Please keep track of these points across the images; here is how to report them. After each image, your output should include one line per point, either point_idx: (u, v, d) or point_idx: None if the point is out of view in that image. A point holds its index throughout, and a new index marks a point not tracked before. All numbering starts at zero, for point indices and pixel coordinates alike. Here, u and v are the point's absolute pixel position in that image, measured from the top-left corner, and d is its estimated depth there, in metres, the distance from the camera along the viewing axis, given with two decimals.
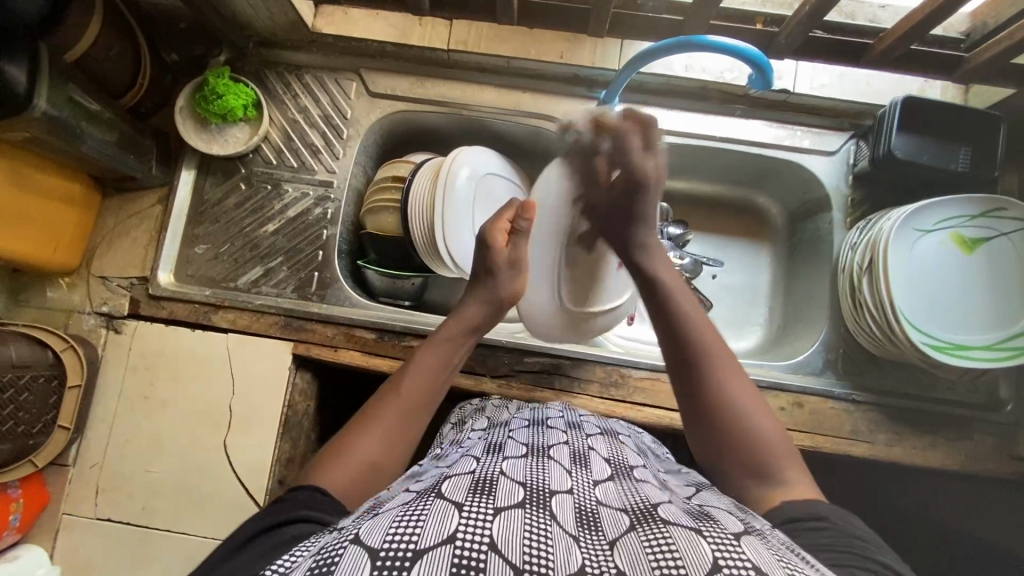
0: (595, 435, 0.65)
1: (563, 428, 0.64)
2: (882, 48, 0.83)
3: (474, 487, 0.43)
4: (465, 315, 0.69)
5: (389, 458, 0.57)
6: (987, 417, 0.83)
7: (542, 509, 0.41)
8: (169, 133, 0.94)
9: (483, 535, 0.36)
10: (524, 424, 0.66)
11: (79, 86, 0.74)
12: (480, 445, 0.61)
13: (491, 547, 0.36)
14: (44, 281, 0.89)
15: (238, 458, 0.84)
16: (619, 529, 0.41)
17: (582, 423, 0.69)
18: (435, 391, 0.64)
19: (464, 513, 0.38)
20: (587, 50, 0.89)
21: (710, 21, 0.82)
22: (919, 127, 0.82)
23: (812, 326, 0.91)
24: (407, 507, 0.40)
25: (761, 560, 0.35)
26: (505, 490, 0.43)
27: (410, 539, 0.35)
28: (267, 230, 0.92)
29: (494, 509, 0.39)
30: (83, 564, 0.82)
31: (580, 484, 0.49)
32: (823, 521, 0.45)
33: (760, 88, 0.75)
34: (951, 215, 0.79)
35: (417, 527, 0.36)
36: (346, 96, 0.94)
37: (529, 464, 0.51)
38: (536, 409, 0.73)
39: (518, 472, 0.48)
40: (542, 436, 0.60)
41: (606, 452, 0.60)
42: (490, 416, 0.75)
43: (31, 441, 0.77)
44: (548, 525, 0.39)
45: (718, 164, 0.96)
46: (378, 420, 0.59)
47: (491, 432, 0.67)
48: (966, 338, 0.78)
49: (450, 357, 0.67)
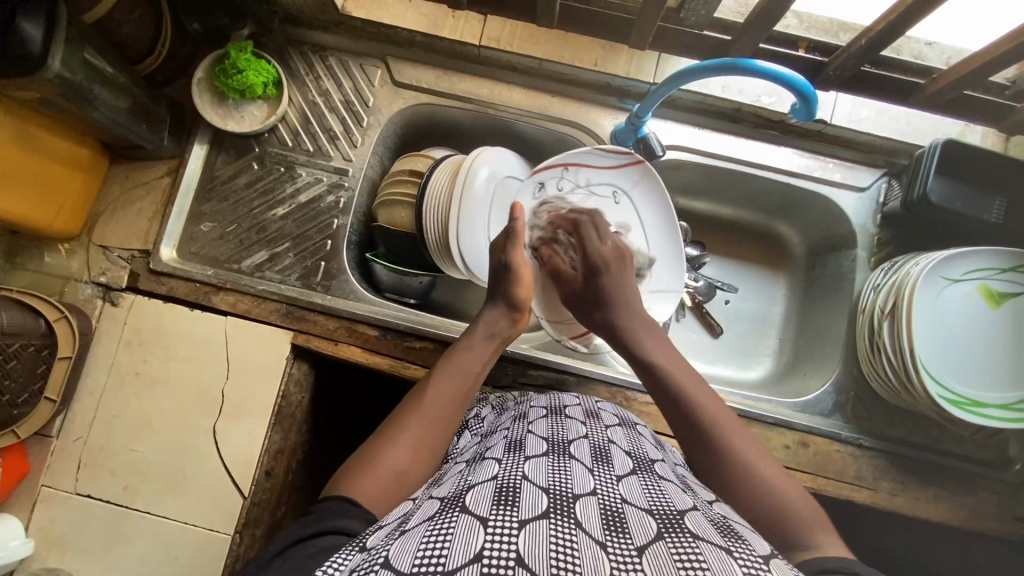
0: (616, 426, 0.61)
1: (582, 418, 0.60)
2: (934, 89, 0.80)
3: (498, 497, 0.40)
4: (482, 326, 0.68)
5: (422, 465, 0.55)
6: (994, 475, 0.81)
7: (566, 516, 0.38)
8: (184, 104, 0.91)
9: (509, 552, 0.34)
10: (542, 413, 0.61)
11: (93, 47, 0.71)
12: (498, 440, 0.56)
13: (518, 564, 0.33)
14: (43, 245, 0.86)
15: (226, 445, 0.82)
16: (647, 534, 0.38)
17: (601, 411, 0.65)
18: (460, 399, 0.62)
19: (489, 528, 0.36)
20: (623, 61, 0.87)
21: (757, 45, 0.79)
22: (955, 173, 0.80)
23: (823, 364, 0.89)
24: (431, 524, 0.38)
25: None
26: (528, 498, 0.40)
27: (437, 563, 0.33)
28: (276, 213, 0.89)
29: (519, 522, 0.36)
30: (59, 539, 0.80)
31: (604, 483, 0.45)
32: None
33: (802, 118, 0.72)
34: (980, 267, 0.77)
35: (443, 550, 0.34)
36: (370, 84, 0.91)
37: (551, 464, 0.47)
38: (551, 394, 0.69)
39: (541, 475, 0.44)
40: (561, 429, 0.56)
41: (626, 446, 0.56)
42: (501, 402, 0.72)
43: (15, 411, 0.74)
44: (574, 536, 0.36)
45: (744, 190, 0.94)
46: (402, 431, 0.57)
47: (508, 420, 0.63)
48: (984, 395, 0.76)
49: (477, 365, 0.65)
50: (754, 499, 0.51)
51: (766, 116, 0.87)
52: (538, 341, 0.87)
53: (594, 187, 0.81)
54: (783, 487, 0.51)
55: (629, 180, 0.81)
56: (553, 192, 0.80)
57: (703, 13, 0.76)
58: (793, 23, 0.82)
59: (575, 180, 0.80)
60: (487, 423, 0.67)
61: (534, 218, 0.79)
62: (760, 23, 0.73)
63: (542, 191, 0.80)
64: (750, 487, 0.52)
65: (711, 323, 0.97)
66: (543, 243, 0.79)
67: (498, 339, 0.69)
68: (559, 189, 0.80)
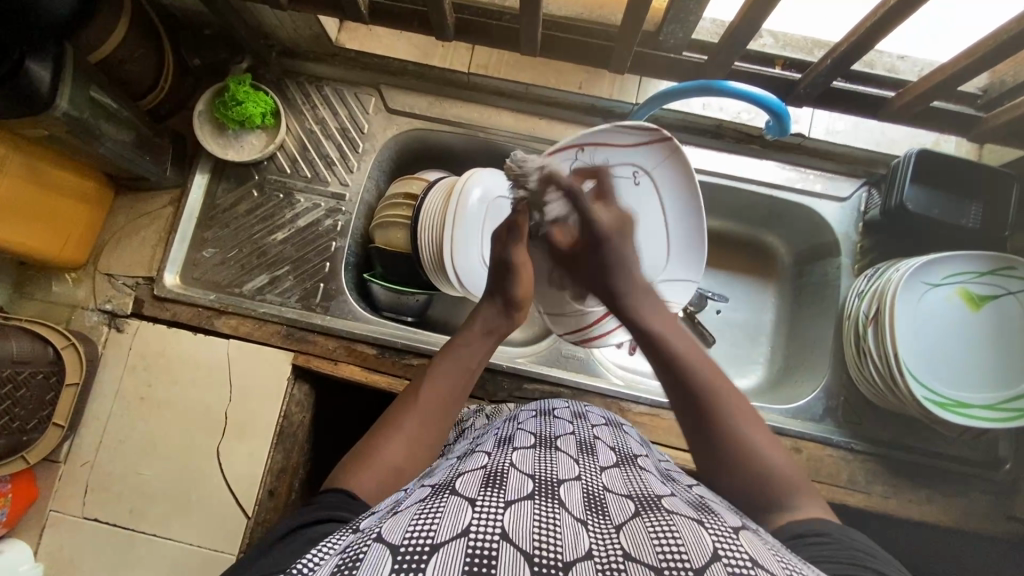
0: (602, 425, 0.63)
1: (569, 418, 0.63)
2: (902, 102, 0.83)
3: (486, 480, 0.42)
4: (481, 321, 0.70)
5: (417, 461, 0.57)
6: (986, 475, 0.83)
7: (550, 498, 0.40)
8: (186, 135, 0.95)
9: (495, 526, 0.36)
10: (531, 415, 0.64)
11: (100, 85, 0.75)
12: (488, 438, 0.58)
13: (503, 538, 0.35)
14: (50, 275, 0.89)
15: (230, 466, 0.83)
16: (626, 515, 0.40)
17: (588, 412, 0.66)
18: (455, 395, 0.64)
19: (477, 507, 0.38)
20: (606, 84, 0.92)
21: (731, 65, 0.82)
22: (932, 180, 0.82)
23: (813, 370, 0.91)
24: (423, 505, 0.40)
25: (762, 555, 0.35)
26: (515, 483, 0.42)
27: (427, 534, 0.35)
28: (276, 238, 0.92)
29: (505, 502, 0.39)
30: (66, 563, 0.81)
31: (587, 472, 0.47)
32: (825, 538, 0.45)
33: (776, 135, 0.76)
34: (960, 270, 0.79)
35: (433, 524, 0.36)
36: (364, 111, 0.95)
37: (537, 455, 0.49)
38: (542, 400, 0.71)
39: (528, 463, 0.46)
40: (549, 426, 0.58)
41: (611, 442, 0.58)
42: (494, 411, 0.74)
43: (25, 437, 0.76)
44: (557, 514, 0.38)
45: (730, 202, 0.97)
46: (399, 428, 0.58)
47: (498, 423, 0.65)
48: (970, 396, 0.77)
49: (472, 362, 0.67)
50: (736, 456, 0.53)
51: (747, 132, 0.90)
52: (534, 355, 0.89)
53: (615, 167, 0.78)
54: (769, 450, 0.54)
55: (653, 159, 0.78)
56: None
57: (681, 35, 0.79)
58: (769, 42, 0.85)
59: (591, 161, 0.77)
60: (478, 429, 0.69)
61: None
62: (734, 42, 0.76)
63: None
64: (732, 447, 0.54)
65: (703, 331, 0.97)
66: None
67: (497, 334, 0.71)
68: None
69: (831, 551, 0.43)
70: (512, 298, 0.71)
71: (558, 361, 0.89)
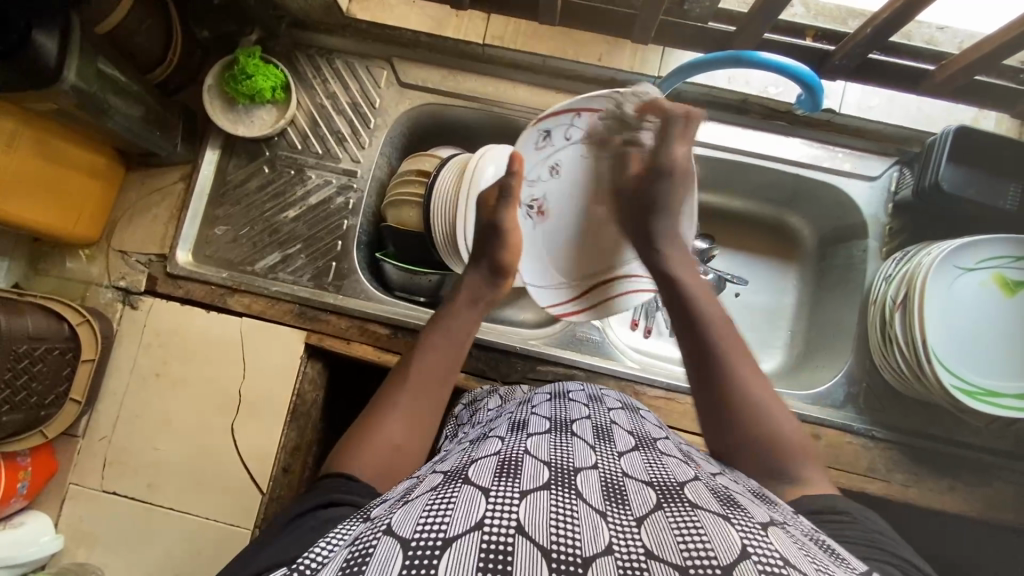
0: (619, 408, 0.61)
1: (585, 401, 0.61)
2: (942, 76, 0.79)
3: (500, 469, 0.41)
4: (465, 290, 0.71)
5: (416, 439, 0.57)
6: (1013, 465, 0.81)
7: (567, 488, 0.39)
8: (196, 110, 0.93)
9: (510, 519, 0.35)
10: (546, 398, 0.62)
11: (107, 58, 0.73)
12: (503, 420, 0.57)
13: (518, 532, 0.34)
14: (64, 252, 0.89)
15: (243, 443, 0.84)
16: (646, 505, 0.39)
17: (604, 396, 0.65)
18: (447, 369, 0.63)
19: (491, 497, 0.37)
20: (629, 55, 0.87)
21: (762, 35, 0.78)
22: (969, 159, 0.78)
23: (835, 356, 0.89)
24: (435, 494, 0.39)
25: (790, 553, 0.34)
26: (530, 471, 0.41)
27: (439, 528, 0.34)
28: (288, 215, 0.91)
29: (521, 492, 0.37)
30: (87, 534, 0.83)
31: (605, 458, 0.46)
32: (845, 516, 0.47)
33: (809, 110, 0.72)
34: (995, 255, 0.76)
35: (446, 517, 0.35)
36: (376, 85, 0.92)
37: (553, 440, 0.48)
38: (554, 383, 0.70)
39: (543, 450, 0.45)
40: (564, 410, 0.57)
41: (628, 425, 0.57)
42: (509, 391, 0.74)
43: (43, 412, 0.77)
44: (575, 505, 0.37)
45: (753, 181, 0.93)
46: (394, 407, 0.58)
47: (512, 406, 0.64)
48: (1000, 385, 0.75)
49: (460, 333, 0.67)
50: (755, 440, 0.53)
51: (773, 107, 0.86)
52: (547, 336, 0.88)
53: (598, 131, 0.73)
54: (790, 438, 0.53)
55: (637, 118, 0.68)
56: (558, 141, 0.76)
57: (708, 4, 0.75)
58: (799, 11, 0.81)
59: (586, 128, 0.74)
60: (492, 409, 0.69)
61: (535, 171, 0.79)
62: (768, 10, 0.72)
63: (548, 140, 0.76)
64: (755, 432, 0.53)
65: None
66: (539, 201, 0.80)
67: (484, 302, 0.71)
68: (567, 137, 0.75)
69: (849, 531, 0.45)
70: (500, 265, 0.72)
71: (572, 343, 0.87)
